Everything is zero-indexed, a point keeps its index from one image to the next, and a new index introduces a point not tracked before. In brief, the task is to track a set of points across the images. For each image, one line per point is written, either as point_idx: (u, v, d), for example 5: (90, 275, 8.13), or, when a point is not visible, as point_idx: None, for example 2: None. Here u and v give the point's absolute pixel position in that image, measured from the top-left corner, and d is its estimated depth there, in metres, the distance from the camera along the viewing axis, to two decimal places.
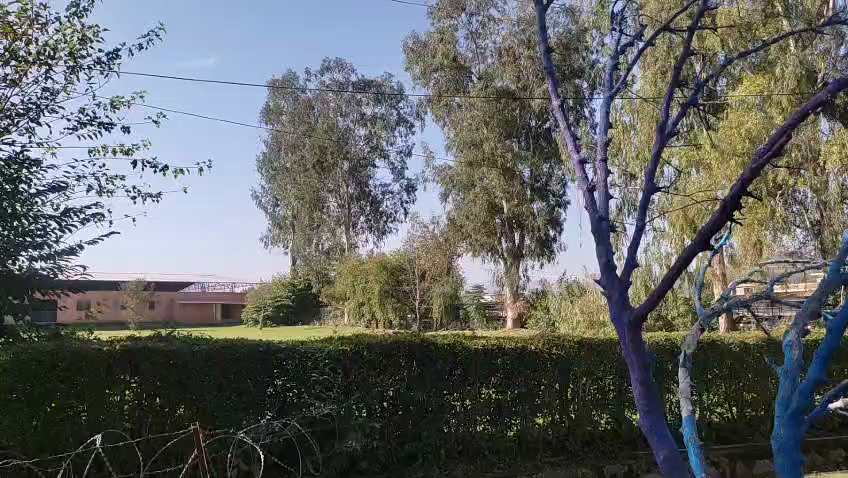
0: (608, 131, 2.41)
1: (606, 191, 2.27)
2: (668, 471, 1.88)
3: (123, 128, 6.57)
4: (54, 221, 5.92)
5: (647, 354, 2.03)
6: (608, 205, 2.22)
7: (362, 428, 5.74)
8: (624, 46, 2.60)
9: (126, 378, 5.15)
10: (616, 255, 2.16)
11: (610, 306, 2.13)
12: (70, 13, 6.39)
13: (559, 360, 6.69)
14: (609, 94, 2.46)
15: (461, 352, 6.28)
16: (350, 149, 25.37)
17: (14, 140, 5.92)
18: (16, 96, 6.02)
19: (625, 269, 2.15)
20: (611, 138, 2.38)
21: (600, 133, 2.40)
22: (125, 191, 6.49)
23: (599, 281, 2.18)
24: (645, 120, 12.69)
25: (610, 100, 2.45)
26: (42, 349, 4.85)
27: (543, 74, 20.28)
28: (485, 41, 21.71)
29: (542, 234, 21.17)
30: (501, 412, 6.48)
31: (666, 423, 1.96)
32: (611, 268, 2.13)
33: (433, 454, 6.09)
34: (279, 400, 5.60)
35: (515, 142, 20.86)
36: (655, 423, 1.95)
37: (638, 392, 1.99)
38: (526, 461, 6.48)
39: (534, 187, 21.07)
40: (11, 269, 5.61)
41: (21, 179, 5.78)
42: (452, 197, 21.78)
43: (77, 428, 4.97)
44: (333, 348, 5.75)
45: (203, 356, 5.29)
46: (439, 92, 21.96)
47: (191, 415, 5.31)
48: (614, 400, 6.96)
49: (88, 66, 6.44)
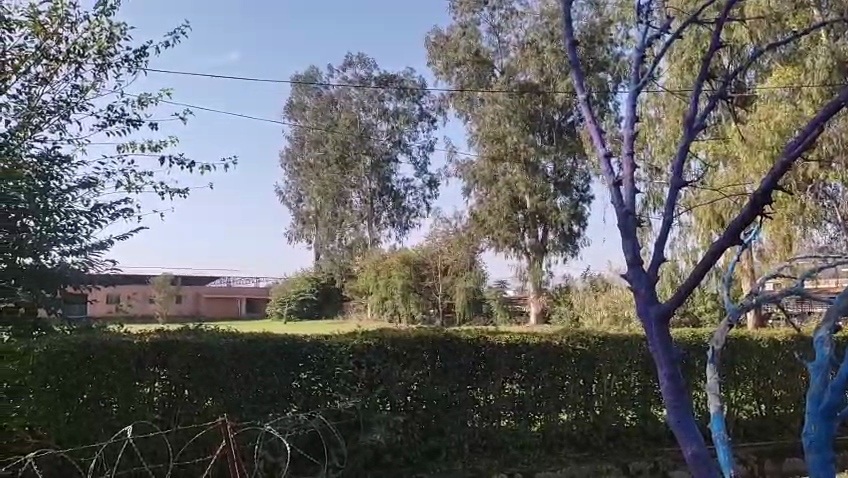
0: (634, 125, 2.38)
1: (633, 186, 2.25)
2: (696, 467, 1.87)
3: (150, 125, 6.68)
4: (85, 217, 6.07)
5: (674, 350, 2.01)
6: (634, 199, 2.20)
7: (385, 422, 5.81)
8: (651, 39, 2.57)
9: (156, 371, 5.24)
10: (642, 251, 2.13)
11: (636, 301, 2.11)
12: (99, 11, 6.49)
13: (583, 356, 6.67)
14: (635, 87, 2.43)
15: (485, 347, 6.27)
16: (372, 144, 25.36)
17: (46, 137, 6.07)
18: (47, 94, 6.16)
19: (652, 265, 2.12)
20: (637, 132, 2.35)
21: (626, 128, 2.37)
22: (153, 187, 6.62)
23: (625, 277, 2.15)
24: (671, 113, 12.52)
25: (637, 93, 2.43)
26: (74, 342, 4.97)
27: (566, 68, 20.14)
28: (508, 35, 21.57)
29: (565, 229, 21.06)
30: (525, 408, 6.47)
31: (694, 419, 1.94)
32: (638, 264, 2.10)
33: (456, 449, 6.15)
34: (304, 394, 5.65)
35: (538, 136, 20.73)
36: (683, 419, 1.93)
37: (666, 389, 1.96)
38: (550, 457, 6.48)
39: (557, 182, 20.86)
40: (45, 263, 5.77)
41: (53, 175, 5.93)
42: (474, 192, 21.66)
43: (108, 420, 5.08)
44: (357, 343, 5.80)
45: (229, 349, 5.39)
46: (461, 87, 21.89)
47: (218, 408, 5.37)
48: (639, 397, 6.93)
49: (116, 63, 6.56)
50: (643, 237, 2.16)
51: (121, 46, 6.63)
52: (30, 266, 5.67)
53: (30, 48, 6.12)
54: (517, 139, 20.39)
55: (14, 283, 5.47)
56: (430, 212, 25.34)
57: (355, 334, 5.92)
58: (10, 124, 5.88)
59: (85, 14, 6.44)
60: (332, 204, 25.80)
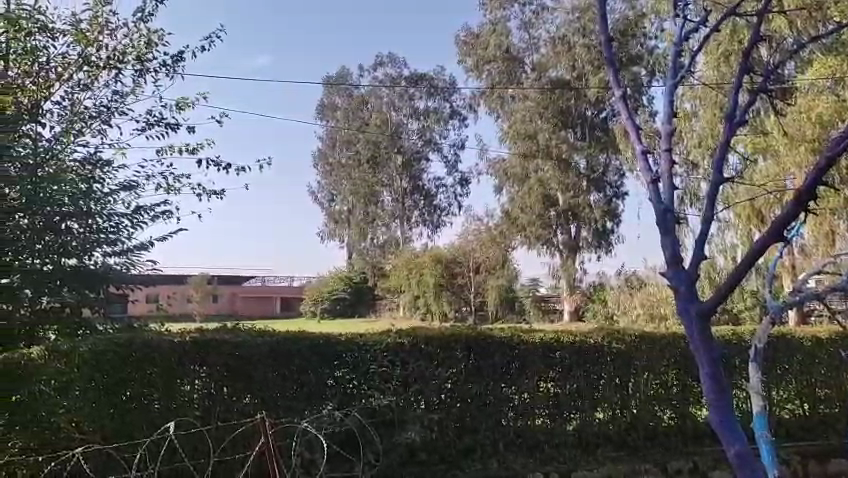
0: (672, 121, 2.35)
1: (672, 182, 2.23)
2: (739, 466, 1.86)
3: (188, 128, 6.83)
4: (127, 219, 6.22)
5: (716, 350, 1.98)
6: (673, 197, 2.18)
7: (420, 420, 5.84)
8: (688, 33, 2.53)
9: (196, 368, 5.37)
10: (682, 249, 2.12)
11: (677, 300, 2.09)
12: (137, 18, 6.68)
13: (619, 354, 6.60)
14: (672, 83, 2.40)
15: (519, 346, 6.24)
16: (403, 143, 25.43)
17: (88, 141, 6.24)
18: (88, 99, 6.34)
19: (692, 262, 2.10)
20: (674, 128, 2.32)
21: (663, 124, 2.35)
22: (191, 189, 6.77)
23: (664, 276, 2.13)
24: (708, 106, 12.24)
25: (673, 88, 2.40)
26: (117, 340, 5.12)
27: (599, 62, 19.88)
28: (538, 31, 21.40)
29: (599, 225, 20.82)
30: (560, 407, 6.42)
31: (737, 418, 1.91)
32: (677, 262, 2.08)
33: (491, 446, 6.15)
34: (340, 391, 5.70)
35: (570, 133, 20.52)
36: (724, 419, 1.91)
37: (707, 389, 1.93)
38: (587, 456, 6.42)
39: (590, 178, 20.65)
40: (88, 264, 5.95)
41: (95, 178, 6.08)
42: (506, 190, 21.54)
43: (151, 416, 5.21)
44: (391, 341, 5.83)
45: (266, 347, 5.50)
46: (492, 84, 21.79)
47: (256, 405, 5.49)
48: (678, 396, 6.81)
49: (155, 69, 6.72)
50: (682, 235, 2.14)
51: (159, 52, 6.79)
52: (74, 267, 5.85)
53: (72, 56, 6.30)
54: (548, 135, 20.32)
55: (59, 284, 5.73)
56: (462, 210, 25.27)
57: (389, 332, 5.96)
58: (54, 130, 6.07)
59: (124, 21, 6.62)
60: (364, 203, 25.99)
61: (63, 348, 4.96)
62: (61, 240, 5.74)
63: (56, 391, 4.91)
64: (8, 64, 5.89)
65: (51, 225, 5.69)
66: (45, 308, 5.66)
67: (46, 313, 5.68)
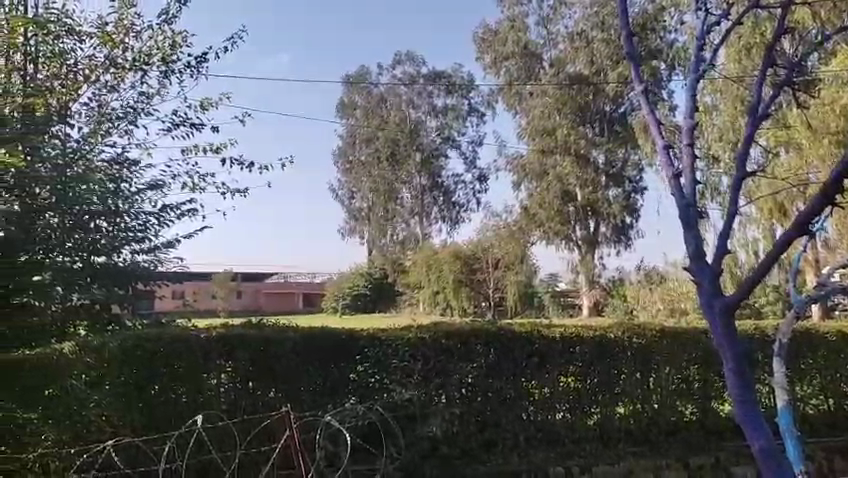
0: (694, 117, 2.39)
1: (694, 178, 2.26)
2: (763, 457, 1.91)
3: (212, 128, 6.97)
4: (154, 217, 6.43)
5: (740, 344, 2.03)
6: (696, 192, 2.22)
7: (441, 414, 5.92)
8: (710, 28, 2.56)
9: (222, 362, 5.48)
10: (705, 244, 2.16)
11: (701, 295, 2.13)
12: (161, 20, 6.83)
13: (640, 349, 6.61)
14: (695, 79, 2.44)
15: (539, 341, 6.27)
16: (422, 140, 25.53)
17: (115, 142, 6.39)
18: (115, 100, 6.50)
19: (715, 258, 2.14)
20: (697, 124, 2.36)
21: (685, 120, 2.38)
22: (215, 188, 6.94)
23: (688, 271, 2.18)
24: (730, 100, 12.08)
25: (695, 85, 2.43)
26: (145, 336, 5.26)
27: (618, 57, 19.69)
28: (557, 26, 21.29)
29: (619, 221, 20.72)
30: (581, 401, 6.45)
31: (760, 411, 1.95)
32: (701, 257, 2.12)
33: (512, 440, 6.21)
34: (362, 386, 5.81)
35: (590, 128, 20.40)
36: (749, 412, 1.95)
37: (732, 382, 1.98)
38: (608, 451, 6.45)
39: (609, 174, 20.55)
40: (117, 262, 6.14)
41: (123, 178, 6.26)
42: (524, 186, 21.46)
43: (177, 410, 5.35)
44: (413, 336, 5.90)
45: (291, 343, 5.60)
46: (510, 80, 21.68)
47: (281, 398, 5.60)
48: (699, 391, 6.80)
49: (179, 70, 6.86)
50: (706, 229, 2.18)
51: (182, 53, 6.92)
52: (104, 264, 6.03)
53: (99, 58, 6.45)
54: (567, 131, 20.31)
55: (90, 281, 5.90)
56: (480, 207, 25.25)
57: (411, 327, 6.03)
58: (83, 130, 6.22)
59: (149, 23, 6.76)
60: (384, 201, 26.19)
61: (92, 343, 5.13)
62: (91, 238, 5.91)
63: (87, 386, 5.13)
64: (37, 66, 6.06)
65: (81, 224, 5.86)
66: (75, 304, 5.78)
67: (76, 310, 5.79)
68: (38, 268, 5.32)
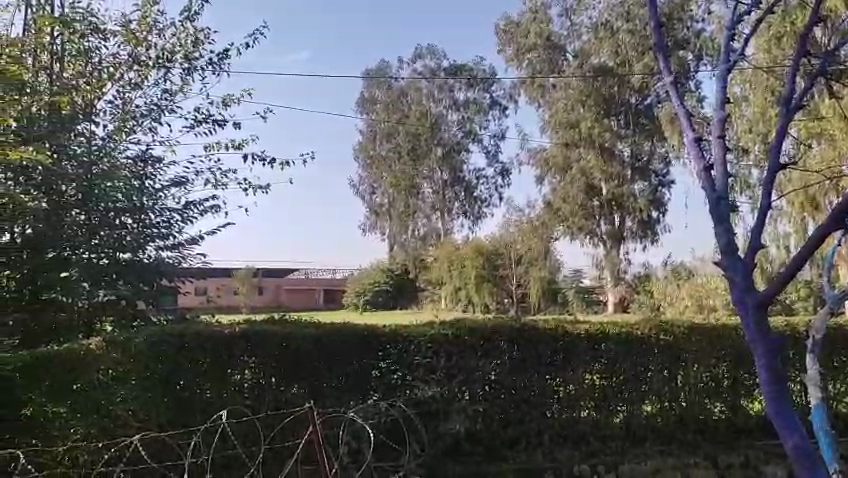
0: (725, 106, 2.29)
1: (725, 170, 2.17)
2: (797, 457, 1.81)
3: (234, 125, 6.98)
4: (177, 213, 6.42)
5: (774, 340, 1.92)
6: (727, 184, 2.12)
7: (465, 410, 5.87)
8: (741, 15, 2.45)
9: (245, 358, 5.49)
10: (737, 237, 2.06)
11: (733, 289, 2.04)
12: (184, 17, 6.82)
13: (667, 346, 6.48)
14: (726, 67, 2.34)
15: (563, 338, 6.19)
16: (443, 135, 25.42)
17: (140, 140, 6.45)
18: (139, 98, 6.53)
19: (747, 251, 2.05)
20: (727, 114, 2.26)
21: (717, 109, 2.28)
22: (238, 184, 6.92)
23: (719, 264, 2.08)
24: (759, 91, 11.74)
25: (726, 73, 2.33)
26: (170, 331, 5.29)
27: (643, 48, 19.32)
28: (580, 18, 21.02)
29: (644, 215, 20.40)
30: (606, 399, 6.35)
31: (795, 410, 1.85)
32: (732, 250, 2.03)
33: (536, 438, 6.13)
34: (384, 382, 5.76)
35: (614, 121, 20.10)
36: (783, 411, 1.84)
37: (766, 379, 1.87)
38: (635, 449, 6.33)
39: (634, 167, 20.23)
40: (142, 259, 6.16)
41: (147, 175, 6.29)
42: (547, 180, 21.26)
43: (202, 405, 5.36)
44: (436, 333, 5.86)
45: (313, 339, 5.60)
46: (532, 73, 21.50)
47: (304, 394, 5.59)
48: (728, 389, 6.65)
49: (202, 66, 6.87)
50: (737, 224, 2.08)
51: (205, 50, 6.94)
52: (129, 261, 6.07)
53: (123, 56, 6.52)
54: (591, 123, 19.91)
55: (116, 277, 5.97)
56: (502, 201, 25.05)
57: (433, 323, 5.99)
58: (108, 128, 6.30)
59: (172, 21, 6.78)
60: (404, 196, 26.06)
61: (118, 338, 5.17)
62: (116, 235, 5.97)
63: (114, 381, 5.11)
64: (62, 64, 6.35)
65: (106, 221, 5.94)
66: (102, 301, 5.90)
67: (102, 307, 5.94)
68: (62, 264, 5.71)
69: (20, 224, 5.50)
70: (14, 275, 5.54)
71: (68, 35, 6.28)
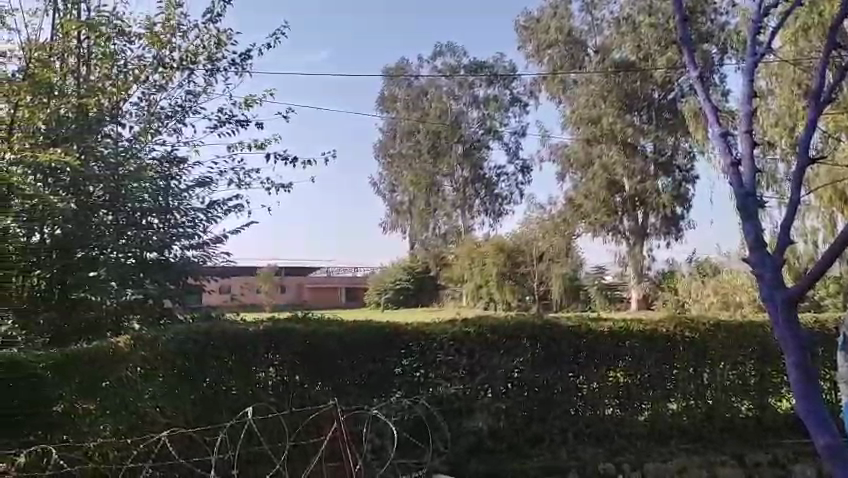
0: (753, 101, 2.27)
1: (752, 166, 2.16)
2: (829, 457, 1.79)
3: (257, 125, 7.05)
4: (202, 213, 6.51)
5: (804, 338, 1.90)
6: (754, 180, 2.11)
7: (487, 408, 5.87)
8: (770, 8, 2.43)
9: (269, 356, 5.55)
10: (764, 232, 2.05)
11: (761, 286, 2.02)
12: (207, 19, 6.93)
13: (692, 344, 6.40)
14: (752, 62, 2.33)
15: (586, 336, 6.16)
16: (464, 132, 25.35)
17: (164, 141, 6.55)
18: (164, 100, 6.63)
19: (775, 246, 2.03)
20: (755, 109, 2.25)
21: (744, 105, 2.27)
22: (260, 183, 6.99)
23: (748, 261, 2.07)
24: (786, 83, 11.45)
25: (753, 69, 2.32)
26: (196, 329, 5.37)
27: (667, 41, 18.99)
28: (601, 12, 20.80)
29: (668, 211, 20.13)
30: (630, 397, 6.30)
31: (826, 408, 1.83)
32: (759, 247, 2.03)
33: (560, 436, 6.11)
34: (407, 380, 5.78)
35: (636, 116, 19.89)
36: (812, 410, 1.83)
37: (795, 377, 1.85)
38: (660, 447, 6.28)
39: (658, 162, 19.97)
40: (168, 258, 6.23)
41: (172, 175, 6.39)
42: (569, 177, 21.11)
43: (227, 401, 5.43)
44: (457, 330, 5.86)
45: (336, 337, 5.64)
46: (553, 69, 21.37)
47: (328, 391, 5.64)
48: (756, 387, 6.56)
49: (224, 68, 6.95)
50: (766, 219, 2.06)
51: (228, 51, 7.02)
52: (156, 260, 6.16)
53: (148, 58, 6.60)
54: (613, 119, 19.74)
55: (143, 276, 6.06)
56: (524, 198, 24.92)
57: (455, 321, 6.00)
58: (134, 130, 6.41)
59: (194, 23, 6.87)
60: (424, 194, 26.06)
61: (146, 336, 5.22)
62: (143, 235, 6.07)
63: (142, 378, 5.20)
64: (90, 67, 6.51)
65: (133, 221, 6.05)
66: (128, 300, 5.95)
67: (129, 306, 5.99)
68: (91, 264, 5.88)
69: (49, 224, 5.72)
70: (44, 275, 5.73)
71: (95, 38, 6.42)
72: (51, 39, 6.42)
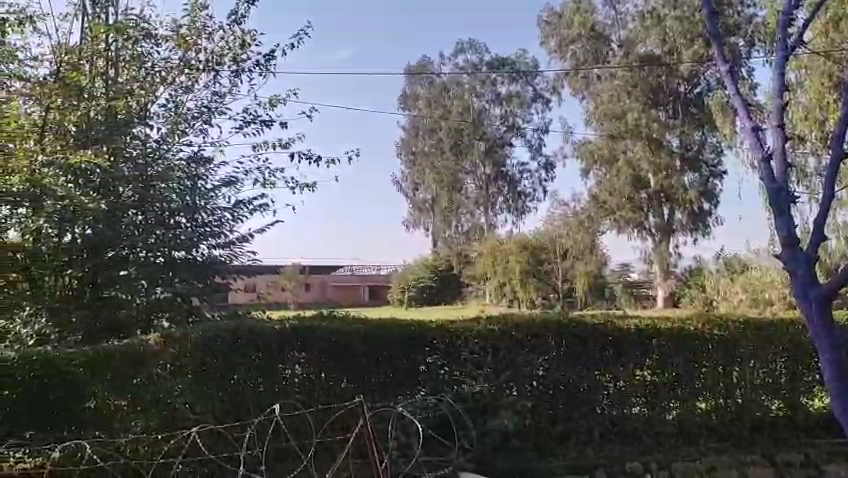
0: (782, 116, 3.48)
1: (779, 163, 3.43)
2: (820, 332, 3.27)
3: (281, 125, 7.11)
4: (228, 212, 6.58)
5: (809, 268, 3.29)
6: (778, 175, 3.40)
7: (513, 406, 5.86)
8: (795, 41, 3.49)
9: (296, 354, 5.61)
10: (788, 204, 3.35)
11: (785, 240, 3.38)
12: (231, 20, 7.04)
13: (721, 342, 6.31)
14: (781, 88, 3.46)
15: (612, 333, 6.10)
16: (486, 129, 25.25)
17: (191, 141, 6.60)
18: (190, 101, 6.67)
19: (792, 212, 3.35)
20: (782, 122, 3.47)
21: (776, 119, 3.48)
22: (285, 183, 7.05)
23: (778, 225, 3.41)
24: (816, 75, 11.22)
25: (781, 92, 3.46)
26: (225, 328, 5.45)
27: (692, 35, 18.68)
28: (625, 6, 20.53)
29: (694, 207, 19.81)
30: (658, 395, 6.24)
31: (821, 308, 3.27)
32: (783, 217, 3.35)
33: (586, 434, 6.06)
34: (432, 377, 5.80)
35: (662, 111, 19.63)
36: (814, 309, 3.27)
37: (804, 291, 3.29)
38: (689, 446, 6.19)
39: (684, 157, 19.66)
40: (195, 257, 6.30)
41: (199, 175, 6.46)
42: (593, 173, 20.89)
43: (254, 397, 5.50)
44: (482, 327, 5.86)
45: (361, 334, 5.68)
46: (576, 65, 21.17)
47: (354, 389, 5.68)
48: (787, 386, 6.45)
49: (249, 68, 7.01)
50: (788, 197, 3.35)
51: (252, 52, 7.08)
52: (183, 259, 6.20)
53: (175, 60, 6.69)
54: (638, 115, 19.50)
55: (171, 275, 6.10)
56: (547, 195, 24.73)
57: (480, 319, 5.99)
58: (161, 131, 6.49)
59: (219, 23, 6.96)
60: (447, 191, 25.90)
61: (175, 335, 5.34)
62: (171, 234, 6.15)
63: (171, 375, 5.30)
64: (118, 68, 6.59)
65: (161, 220, 6.16)
66: (157, 299, 6.05)
67: (158, 304, 6.09)
68: (121, 263, 6.03)
69: (80, 224, 5.87)
70: (76, 275, 5.94)
71: (124, 41, 6.55)
72: (80, 43, 6.54)
